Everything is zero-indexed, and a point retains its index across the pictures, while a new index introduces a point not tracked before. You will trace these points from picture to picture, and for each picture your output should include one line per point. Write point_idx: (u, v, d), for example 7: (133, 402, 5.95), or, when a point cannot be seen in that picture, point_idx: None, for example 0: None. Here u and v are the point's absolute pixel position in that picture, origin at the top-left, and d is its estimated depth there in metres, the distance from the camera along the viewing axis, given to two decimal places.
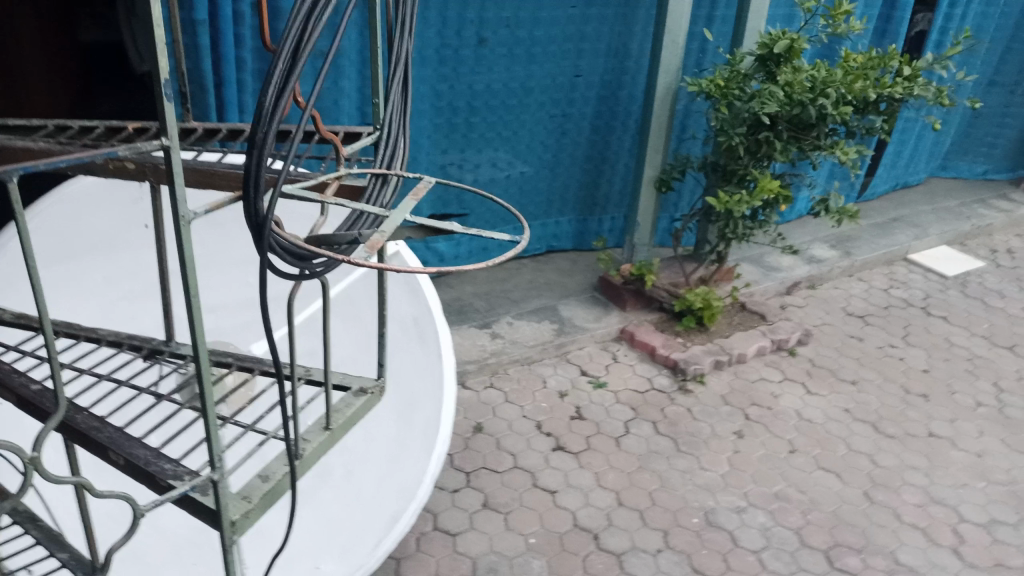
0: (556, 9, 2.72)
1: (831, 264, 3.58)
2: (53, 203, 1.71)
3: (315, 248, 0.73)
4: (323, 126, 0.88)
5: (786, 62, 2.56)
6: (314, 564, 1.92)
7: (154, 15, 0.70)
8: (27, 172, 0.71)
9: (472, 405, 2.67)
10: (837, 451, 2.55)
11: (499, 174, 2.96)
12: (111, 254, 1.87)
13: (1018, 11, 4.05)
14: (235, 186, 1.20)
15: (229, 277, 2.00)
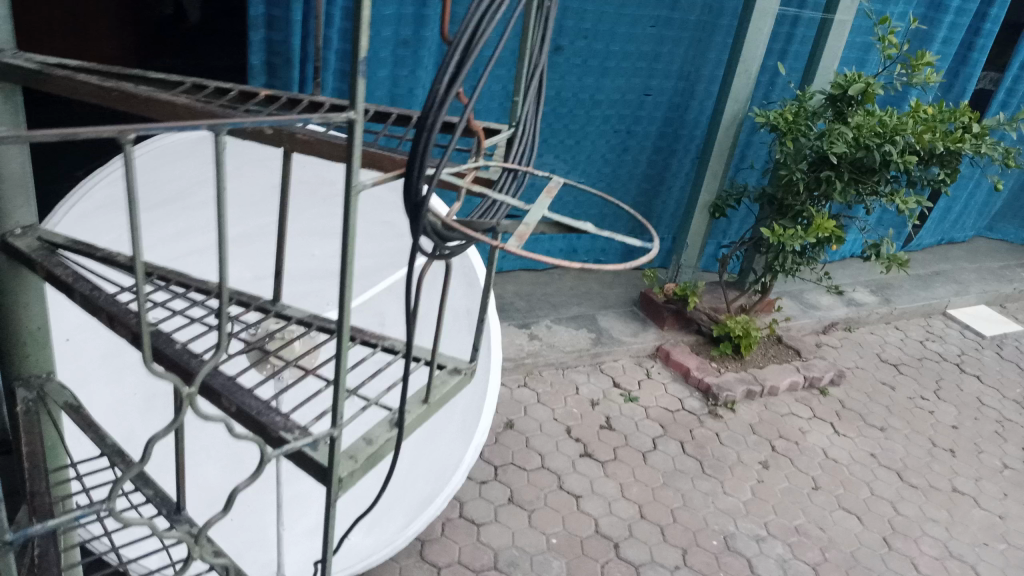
0: (635, 26, 2.75)
1: (870, 309, 3.59)
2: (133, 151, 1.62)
3: (460, 230, 0.77)
4: (469, 116, 0.92)
5: (858, 105, 2.58)
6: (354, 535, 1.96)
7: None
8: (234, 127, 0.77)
9: (505, 401, 2.71)
10: (860, 494, 2.57)
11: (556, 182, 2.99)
12: (185, 209, 1.82)
13: None
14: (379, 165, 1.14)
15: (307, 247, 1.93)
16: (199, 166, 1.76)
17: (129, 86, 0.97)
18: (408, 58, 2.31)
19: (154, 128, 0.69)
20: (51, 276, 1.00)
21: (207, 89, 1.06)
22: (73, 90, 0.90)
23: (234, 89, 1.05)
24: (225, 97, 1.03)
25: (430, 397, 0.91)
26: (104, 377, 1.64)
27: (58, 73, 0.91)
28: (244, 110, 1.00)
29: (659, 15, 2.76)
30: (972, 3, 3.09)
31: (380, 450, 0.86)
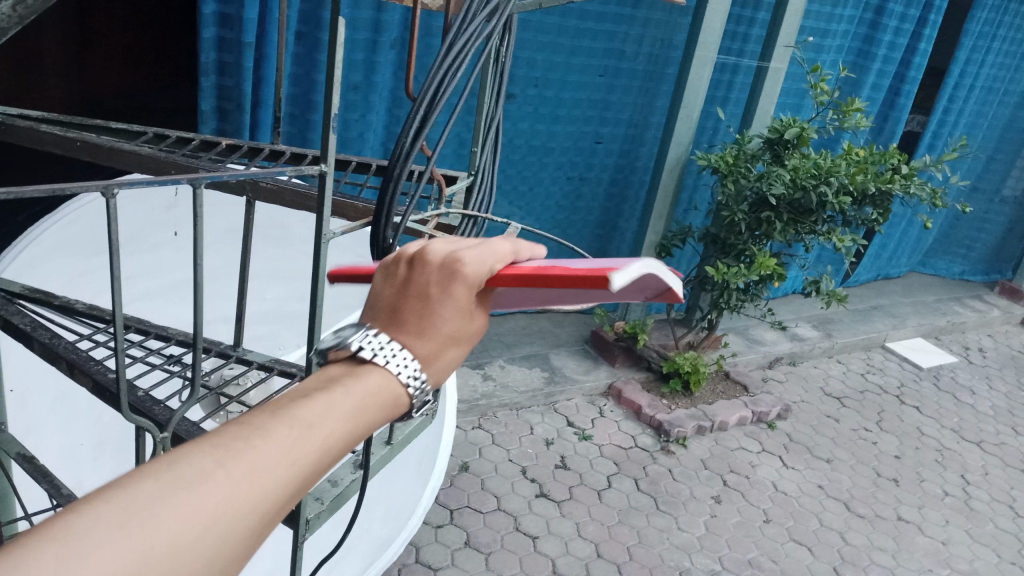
0: (584, 75, 2.84)
1: (813, 343, 3.70)
2: (85, 198, 1.68)
3: None
4: (431, 166, 0.94)
5: (794, 148, 2.68)
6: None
7: (335, 55, 0.77)
8: (211, 177, 0.79)
9: (460, 443, 2.71)
10: (810, 525, 2.62)
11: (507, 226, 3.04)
12: (135, 254, 1.80)
13: (1012, 110, 4.16)
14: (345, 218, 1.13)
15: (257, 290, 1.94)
16: (152, 209, 1.79)
17: (91, 136, 1.00)
18: (358, 103, 2.33)
19: (136, 179, 0.70)
20: (9, 325, 1.01)
21: (169, 139, 1.07)
22: (41, 141, 0.97)
23: (196, 139, 1.07)
24: (188, 147, 1.05)
25: (393, 438, 0.92)
26: (53, 424, 1.62)
27: (24, 126, 0.97)
28: (206, 159, 1.02)
29: (607, 64, 2.85)
30: (897, 51, 3.26)
31: (344, 491, 0.86)
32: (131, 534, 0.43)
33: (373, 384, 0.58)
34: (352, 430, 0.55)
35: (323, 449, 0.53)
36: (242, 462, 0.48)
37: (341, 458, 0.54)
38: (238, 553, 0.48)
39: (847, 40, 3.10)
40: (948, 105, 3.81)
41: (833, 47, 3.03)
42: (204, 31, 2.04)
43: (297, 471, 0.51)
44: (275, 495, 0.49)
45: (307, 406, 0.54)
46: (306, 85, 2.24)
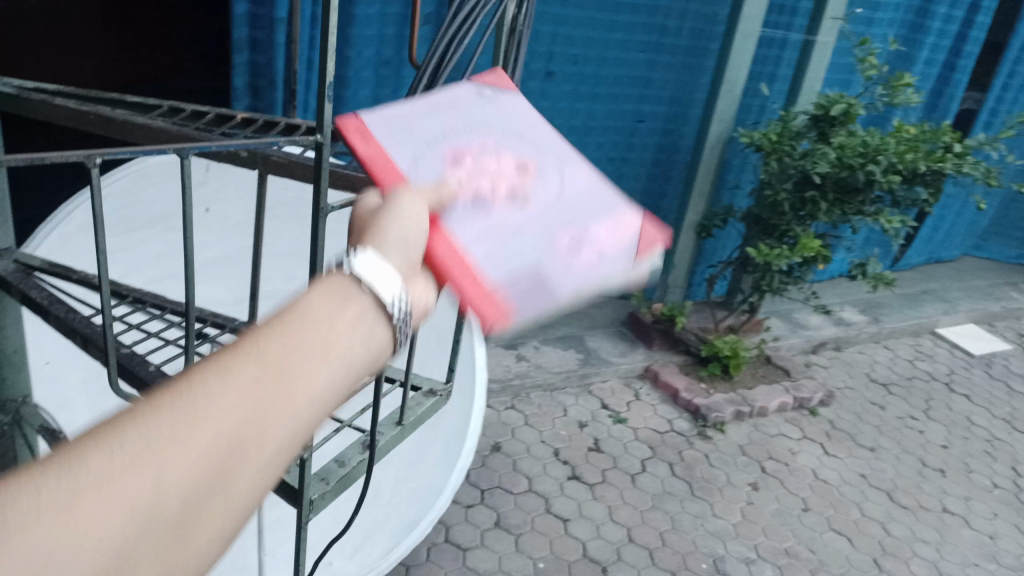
0: (624, 52, 2.77)
1: (859, 328, 3.59)
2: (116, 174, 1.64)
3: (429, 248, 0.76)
4: None
5: (841, 125, 2.59)
6: (350, 556, 1.90)
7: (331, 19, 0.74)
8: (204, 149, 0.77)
9: (492, 423, 2.70)
10: (850, 514, 2.55)
11: None
12: (166, 232, 1.83)
13: None
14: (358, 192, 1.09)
15: (285, 269, 1.93)
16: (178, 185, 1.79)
17: (105, 108, 0.99)
18: (390, 78, 2.31)
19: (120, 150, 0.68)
20: (27, 299, 1.01)
21: (184, 112, 1.05)
22: (56, 115, 0.96)
23: (209, 112, 1.05)
24: (199, 120, 1.02)
25: (405, 419, 0.89)
26: (84, 403, 1.63)
27: (39, 99, 0.97)
28: (218, 133, 1.00)
29: (649, 40, 2.78)
30: (952, 25, 3.13)
31: (352, 473, 0.84)
32: (61, 474, 0.44)
33: (319, 302, 0.57)
34: (300, 340, 0.54)
35: (265, 363, 0.52)
36: (173, 399, 0.49)
37: (297, 363, 0.53)
38: (203, 481, 0.47)
39: (899, 14, 2.98)
40: (1006, 82, 3.66)
41: (885, 21, 2.92)
42: (236, 7, 2.04)
43: (240, 389, 0.50)
44: (222, 416, 0.49)
45: (245, 339, 0.54)
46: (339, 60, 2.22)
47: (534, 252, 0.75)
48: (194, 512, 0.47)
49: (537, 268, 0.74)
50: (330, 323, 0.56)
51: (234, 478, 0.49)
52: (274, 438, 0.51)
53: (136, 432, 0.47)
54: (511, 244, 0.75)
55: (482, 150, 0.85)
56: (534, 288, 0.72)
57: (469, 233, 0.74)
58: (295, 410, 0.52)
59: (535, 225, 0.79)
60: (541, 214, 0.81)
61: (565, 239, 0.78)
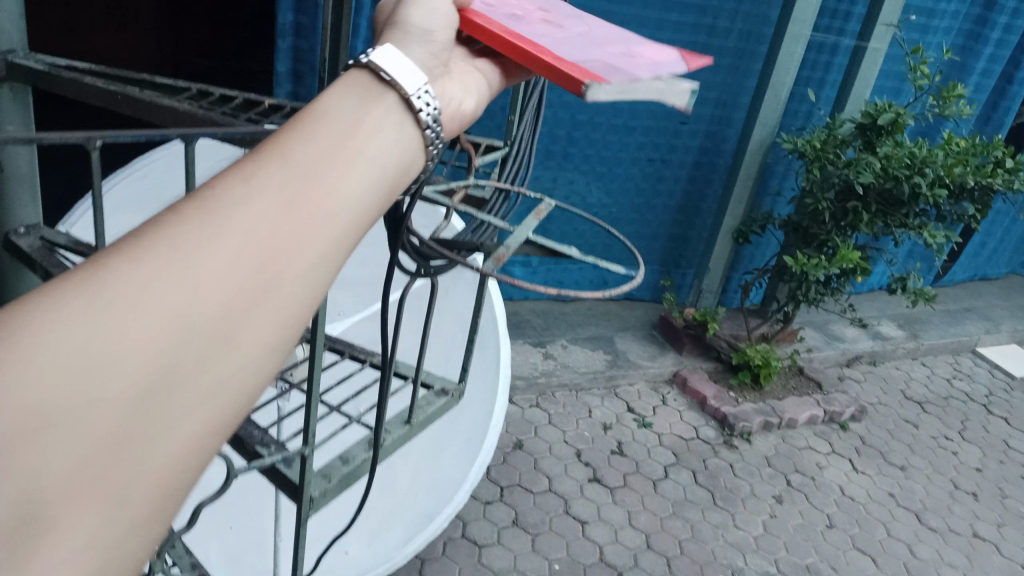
0: (671, 51, 2.72)
1: (897, 343, 3.51)
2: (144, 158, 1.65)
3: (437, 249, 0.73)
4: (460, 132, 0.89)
5: (888, 134, 2.52)
6: (366, 545, 1.89)
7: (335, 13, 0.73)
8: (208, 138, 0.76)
9: (515, 420, 2.68)
10: (875, 534, 2.49)
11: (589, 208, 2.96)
12: None
13: None
14: None
15: None
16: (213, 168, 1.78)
17: (134, 90, 0.99)
18: None
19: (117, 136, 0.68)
20: (50, 277, 1.01)
21: (213, 96, 1.04)
22: (84, 94, 0.96)
23: (239, 97, 1.04)
24: (228, 105, 1.02)
25: (413, 418, 0.87)
26: None
27: (69, 78, 0.97)
28: (244, 118, 0.99)
29: (696, 40, 2.73)
30: (1012, 36, 3.03)
31: (355, 471, 0.82)
32: (86, 290, 0.42)
33: (336, 99, 0.56)
34: (327, 138, 0.53)
35: (294, 160, 0.51)
36: (206, 205, 0.48)
37: (329, 158, 0.52)
38: (247, 280, 0.47)
39: (956, 22, 2.90)
40: None
41: (941, 29, 2.84)
42: None
43: (270, 187, 0.49)
44: (255, 215, 0.48)
45: (269, 142, 0.52)
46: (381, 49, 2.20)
47: (585, 54, 0.72)
48: (243, 313, 0.46)
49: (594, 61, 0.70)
50: (354, 118, 0.55)
51: (285, 271, 0.48)
52: (319, 231, 0.50)
53: (169, 238, 0.45)
54: (551, 51, 0.70)
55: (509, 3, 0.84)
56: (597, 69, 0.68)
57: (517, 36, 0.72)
58: (334, 201, 0.51)
59: (576, 47, 0.73)
60: (582, 43, 0.76)
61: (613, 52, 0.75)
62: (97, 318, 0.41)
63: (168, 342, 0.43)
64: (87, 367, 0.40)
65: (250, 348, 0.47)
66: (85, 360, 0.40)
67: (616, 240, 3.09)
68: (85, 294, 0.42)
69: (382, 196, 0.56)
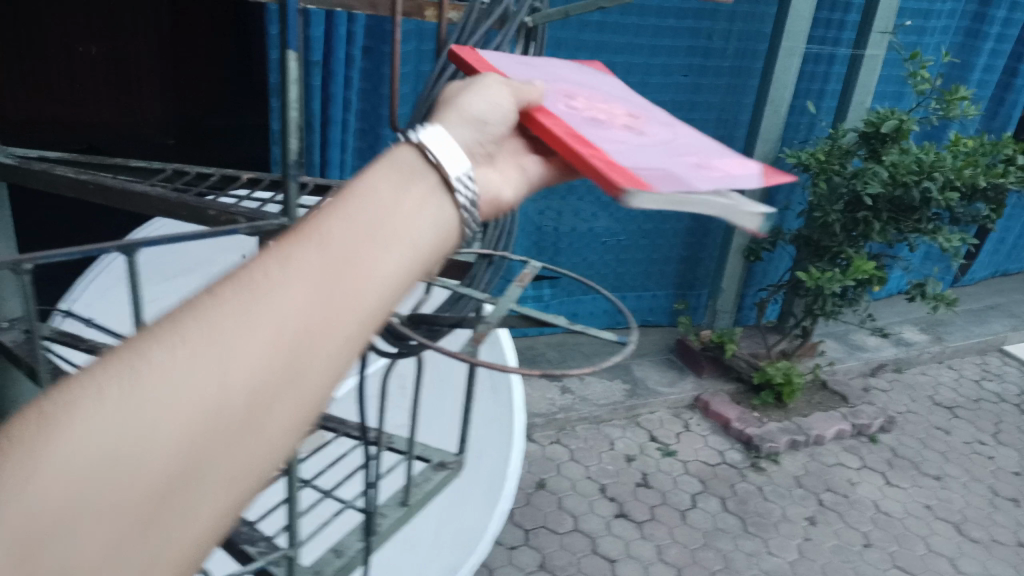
0: (668, 75, 2.70)
1: (921, 348, 3.44)
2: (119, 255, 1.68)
3: (412, 334, 0.71)
4: None
5: (893, 141, 2.47)
6: None
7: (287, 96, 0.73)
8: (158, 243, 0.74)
9: (537, 459, 2.64)
10: (915, 550, 2.42)
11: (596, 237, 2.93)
12: None
13: None
14: None
15: None
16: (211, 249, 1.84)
17: (105, 177, 0.97)
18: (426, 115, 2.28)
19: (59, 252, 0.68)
20: (35, 372, 1.00)
21: (188, 175, 1.03)
22: (54, 185, 0.95)
23: (213, 173, 1.03)
24: (202, 183, 1.01)
25: (408, 500, 0.87)
26: None
27: (41, 171, 0.96)
28: (217, 197, 0.98)
29: (691, 63, 2.70)
30: (1011, 30, 2.99)
31: (350, 562, 0.82)
32: (118, 380, 0.43)
33: (380, 177, 0.55)
34: (367, 224, 0.52)
35: (331, 245, 0.50)
36: (242, 289, 0.47)
37: (368, 244, 0.51)
38: (270, 376, 0.46)
39: (953, 22, 2.86)
40: None
41: (937, 31, 2.80)
42: (271, 50, 2.02)
43: (304, 277, 0.48)
44: (289, 308, 0.47)
45: (310, 224, 0.52)
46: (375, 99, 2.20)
47: (658, 162, 0.74)
48: (262, 411, 0.46)
49: (665, 170, 0.72)
50: (394, 200, 0.54)
51: (308, 367, 0.48)
52: (346, 323, 0.50)
53: (202, 328, 0.45)
54: (610, 154, 0.72)
55: (589, 98, 0.86)
56: (665, 181, 0.69)
57: (597, 141, 0.74)
58: (368, 293, 0.50)
59: (643, 151, 0.76)
60: (655, 149, 0.78)
61: (689, 161, 0.76)
62: (126, 410, 0.42)
63: (190, 440, 0.43)
64: (115, 461, 0.41)
65: (279, 431, 0.47)
66: (117, 454, 0.41)
67: (627, 267, 3.05)
68: (118, 384, 0.43)
69: (422, 270, 0.55)
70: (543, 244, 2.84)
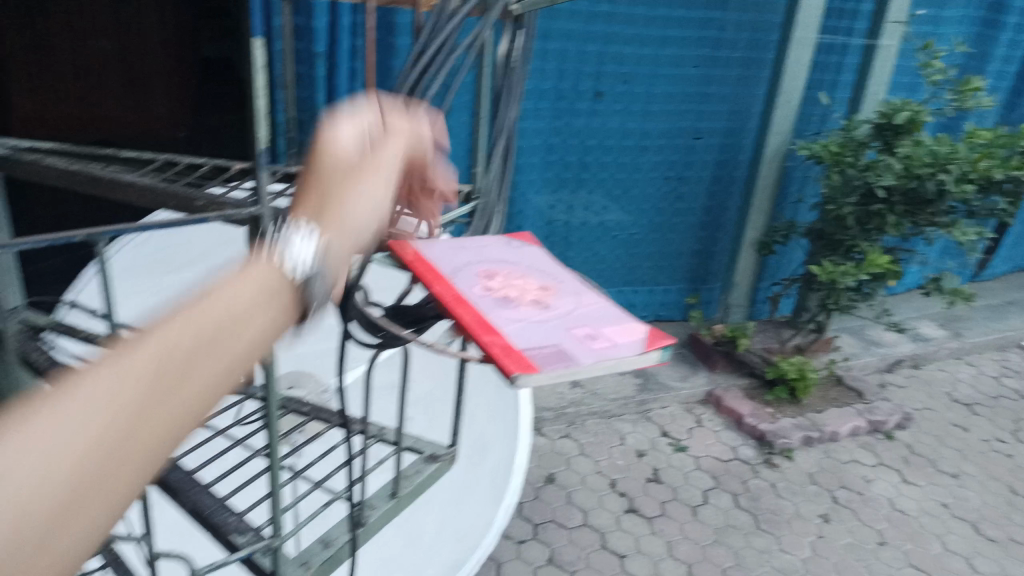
0: (678, 67, 2.67)
1: (939, 344, 3.39)
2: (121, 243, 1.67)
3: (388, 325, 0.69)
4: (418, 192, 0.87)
5: (907, 133, 2.43)
6: None
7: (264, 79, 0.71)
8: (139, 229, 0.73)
9: (546, 453, 2.62)
10: (930, 549, 2.38)
11: (607, 231, 2.90)
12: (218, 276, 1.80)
13: None
14: None
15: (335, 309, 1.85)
16: (212, 245, 1.85)
17: (95, 167, 0.97)
18: None
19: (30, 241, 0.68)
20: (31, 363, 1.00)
21: (180, 166, 1.03)
22: (44, 175, 0.94)
23: (206, 164, 1.03)
24: (194, 174, 1.00)
25: (398, 492, 0.85)
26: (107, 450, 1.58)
27: (29, 161, 0.95)
28: (209, 186, 0.97)
29: (702, 54, 2.67)
30: None
31: (337, 555, 0.81)
32: None
33: (241, 279, 0.55)
34: (232, 319, 0.52)
35: (193, 329, 0.49)
36: (103, 367, 0.46)
37: (226, 334, 0.51)
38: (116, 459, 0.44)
39: (970, 12, 2.81)
40: None
41: (953, 20, 2.76)
42: (276, 44, 2.02)
43: (166, 360, 0.47)
44: (146, 391, 0.46)
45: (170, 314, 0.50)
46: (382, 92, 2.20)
47: (553, 338, 0.66)
48: (106, 489, 0.44)
49: (556, 350, 0.64)
50: (254, 300, 0.54)
51: (149, 449, 0.46)
52: (196, 407, 0.49)
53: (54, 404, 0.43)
54: (507, 335, 0.65)
55: (512, 272, 0.78)
56: (550, 362, 0.62)
57: (498, 322, 0.67)
58: (213, 385, 0.50)
59: (544, 325, 0.68)
60: (561, 321, 0.70)
61: (589, 333, 0.68)
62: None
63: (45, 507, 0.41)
64: None
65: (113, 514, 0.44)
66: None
67: (639, 262, 3.03)
68: None
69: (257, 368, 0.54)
70: (553, 239, 2.83)
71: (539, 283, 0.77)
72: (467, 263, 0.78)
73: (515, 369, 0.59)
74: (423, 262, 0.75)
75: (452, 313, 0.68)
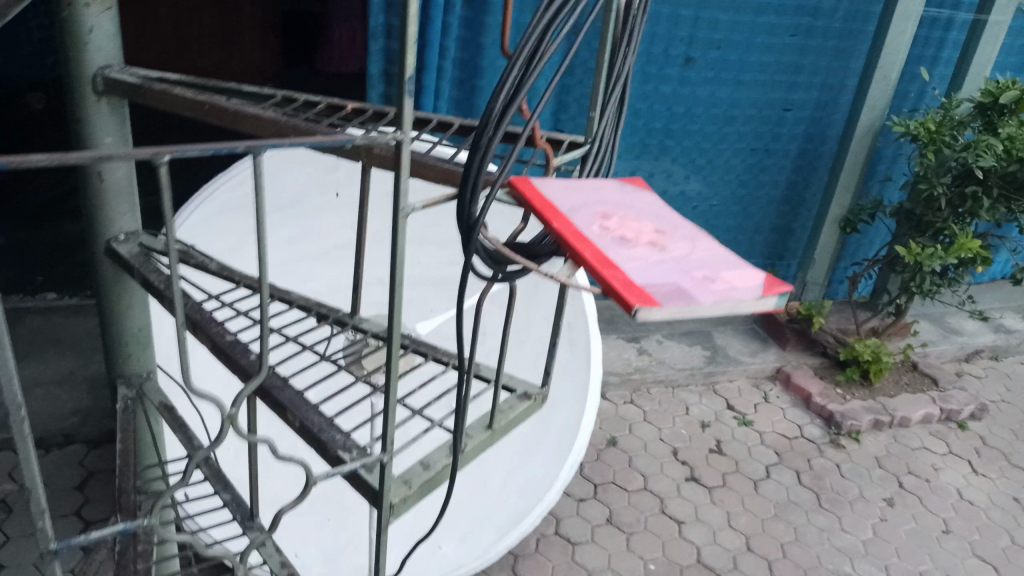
0: (772, 36, 2.61)
1: (1022, 336, 3.28)
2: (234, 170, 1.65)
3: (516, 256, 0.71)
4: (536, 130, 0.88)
5: (1011, 114, 2.34)
6: (438, 544, 1.93)
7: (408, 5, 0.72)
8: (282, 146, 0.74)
9: (609, 417, 2.64)
10: (998, 542, 2.33)
11: (686, 201, 2.87)
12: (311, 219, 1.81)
13: None
14: (443, 180, 1.02)
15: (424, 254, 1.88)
16: (312, 180, 1.78)
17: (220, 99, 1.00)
18: None
19: (190, 149, 0.70)
20: (148, 283, 1.04)
21: (297, 102, 1.05)
22: (172, 103, 0.97)
23: (321, 102, 1.05)
24: (311, 110, 1.03)
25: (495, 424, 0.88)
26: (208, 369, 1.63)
27: (156, 88, 0.98)
28: (327, 122, 1.00)
29: (799, 24, 2.60)
30: None
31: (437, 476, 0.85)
32: None
33: None
34: None
35: None
36: None
37: None
38: None
39: None
40: None
41: None
42: None
43: None
44: None
45: None
46: (473, 48, 2.22)
47: (671, 277, 0.67)
48: None
49: (674, 287, 0.66)
50: None
51: None
52: None
53: None
54: (626, 270, 0.67)
55: (626, 214, 0.79)
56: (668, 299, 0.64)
57: (615, 259, 0.69)
58: None
59: (661, 264, 0.70)
60: (676, 262, 0.71)
61: (703, 275, 0.69)
62: None
63: None
64: None
65: None
66: None
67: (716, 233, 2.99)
68: None
69: None
70: None
71: (654, 226, 0.78)
72: (583, 202, 0.79)
73: (636, 302, 0.61)
74: (541, 199, 0.77)
75: (572, 248, 0.70)
